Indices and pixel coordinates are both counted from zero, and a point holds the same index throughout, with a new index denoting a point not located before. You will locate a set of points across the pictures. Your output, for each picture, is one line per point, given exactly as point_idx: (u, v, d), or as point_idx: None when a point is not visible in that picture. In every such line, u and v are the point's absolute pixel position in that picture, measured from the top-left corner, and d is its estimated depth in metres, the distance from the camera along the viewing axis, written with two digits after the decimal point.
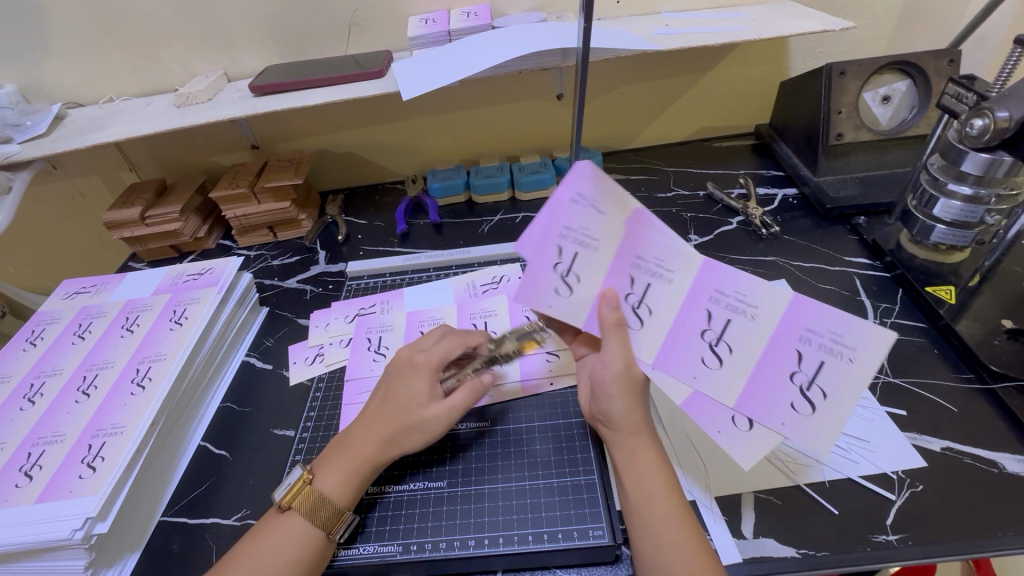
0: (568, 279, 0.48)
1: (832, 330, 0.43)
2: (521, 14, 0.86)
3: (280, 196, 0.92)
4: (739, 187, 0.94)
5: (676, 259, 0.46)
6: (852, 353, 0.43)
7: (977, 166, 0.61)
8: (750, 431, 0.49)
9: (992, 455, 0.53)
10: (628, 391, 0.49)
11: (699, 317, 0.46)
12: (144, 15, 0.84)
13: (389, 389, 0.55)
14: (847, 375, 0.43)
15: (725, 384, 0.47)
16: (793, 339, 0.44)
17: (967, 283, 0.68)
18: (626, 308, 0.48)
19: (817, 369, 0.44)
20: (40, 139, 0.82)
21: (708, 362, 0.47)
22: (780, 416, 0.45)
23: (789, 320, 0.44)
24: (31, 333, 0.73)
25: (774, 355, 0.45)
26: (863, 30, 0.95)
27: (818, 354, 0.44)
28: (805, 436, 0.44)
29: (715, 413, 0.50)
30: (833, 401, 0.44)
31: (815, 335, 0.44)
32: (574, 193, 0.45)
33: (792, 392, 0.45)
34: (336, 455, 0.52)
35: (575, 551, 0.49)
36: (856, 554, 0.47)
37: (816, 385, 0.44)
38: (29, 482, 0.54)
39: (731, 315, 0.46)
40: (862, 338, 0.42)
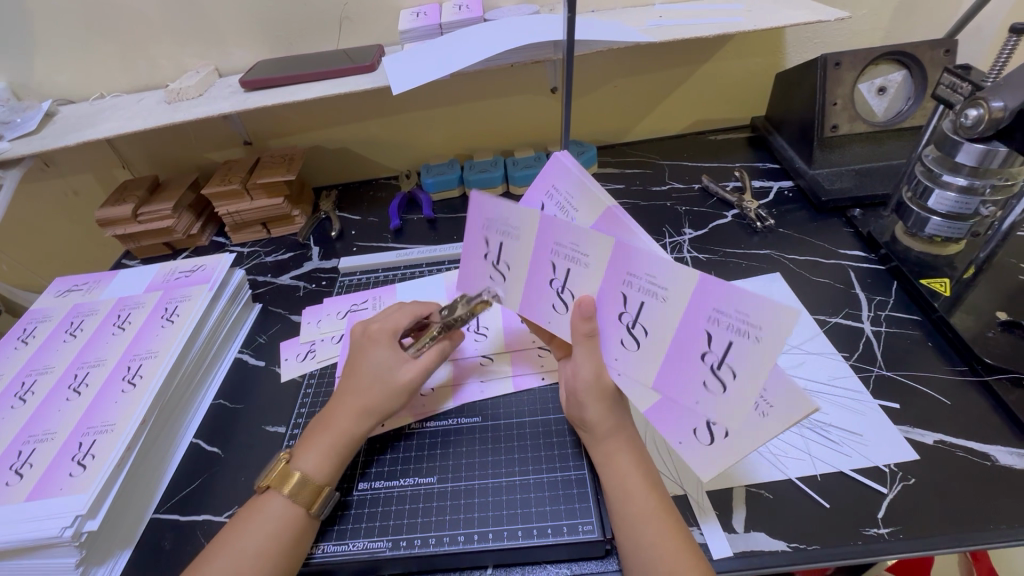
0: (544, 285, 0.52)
1: (739, 310, 0.39)
2: (513, 7, 0.85)
3: (272, 192, 0.91)
4: (734, 180, 0.93)
5: (588, 244, 0.46)
6: (758, 332, 0.39)
7: (971, 157, 0.61)
8: (711, 445, 0.45)
9: (984, 447, 0.53)
10: (600, 399, 0.50)
11: (614, 300, 0.47)
12: (133, 11, 0.83)
13: (354, 363, 0.57)
14: (754, 355, 0.39)
15: (642, 366, 0.47)
16: (702, 319, 0.42)
17: (962, 276, 0.67)
18: (553, 293, 0.51)
19: (727, 349, 0.41)
20: (30, 136, 0.81)
21: (628, 344, 0.47)
22: (693, 397, 0.44)
23: (696, 299, 0.42)
24: (23, 331, 0.72)
25: (687, 335, 0.43)
26: (859, 20, 0.94)
27: (726, 335, 0.41)
28: (754, 432, 0.42)
29: (680, 424, 0.47)
30: (777, 401, 0.40)
31: (723, 314, 0.40)
32: (555, 186, 0.53)
33: (705, 373, 0.43)
34: (314, 434, 0.53)
35: (564, 546, 0.49)
36: (847, 548, 0.47)
37: (726, 364, 0.41)
38: (19, 480, 0.54)
39: (644, 298, 0.45)
40: (768, 316, 0.38)
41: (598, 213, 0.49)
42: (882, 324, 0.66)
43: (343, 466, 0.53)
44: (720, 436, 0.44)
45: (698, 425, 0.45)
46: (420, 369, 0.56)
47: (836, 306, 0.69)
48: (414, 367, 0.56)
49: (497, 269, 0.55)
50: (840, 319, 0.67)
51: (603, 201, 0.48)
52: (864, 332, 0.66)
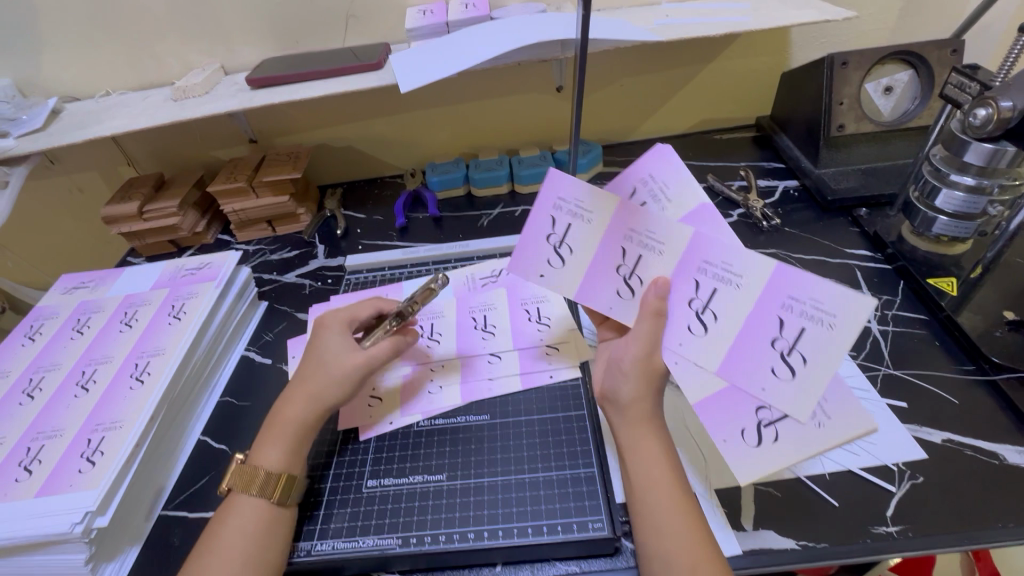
0: (560, 250, 0.52)
1: (813, 299, 0.43)
2: (520, 6, 0.85)
3: (278, 190, 0.91)
4: (739, 180, 0.93)
5: (592, 199, 0.48)
6: (833, 319, 0.43)
7: (979, 156, 0.61)
8: (759, 446, 0.46)
9: (993, 446, 0.53)
10: (644, 374, 0.50)
11: (688, 285, 0.48)
12: (139, 8, 0.83)
13: (308, 348, 0.59)
14: (827, 341, 0.43)
15: (706, 351, 0.49)
16: (776, 306, 0.45)
17: (969, 275, 0.67)
18: (619, 277, 0.51)
19: (799, 335, 0.44)
20: (36, 133, 0.81)
21: (694, 329, 0.49)
22: (760, 385, 0.46)
23: (773, 286, 0.45)
24: (29, 328, 0.73)
25: (758, 321, 0.46)
26: (866, 20, 0.94)
27: (800, 321, 0.44)
28: (805, 436, 0.45)
29: (728, 420, 0.48)
30: (837, 413, 0.45)
31: (797, 302, 0.44)
32: (558, 197, 0.50)
33: (772, 360, 0.46)
34: (266, 432, 0.54)
35: (574, 544, 0.49)
36: (856, 546, 0.47)
37: (796, 350, 0.45)
38: (29, 476, 0.54)
39: (718, 285, 0.47)
40: (842, 304, 0.42)
41: (612, 212, 0.48)
42: (888, 323, 0.66)
43: (302, 455, 0.53)
44: (770, 438, 0.46)
45: (747, 425, 0.47)
46: (369, 355, 0.57)
47: None
48: (361, 354, 0.57)
49: (558, 251, 0.52)
50: None
51: (616, 200, 0.48)
52: (871, 331, 0.66)
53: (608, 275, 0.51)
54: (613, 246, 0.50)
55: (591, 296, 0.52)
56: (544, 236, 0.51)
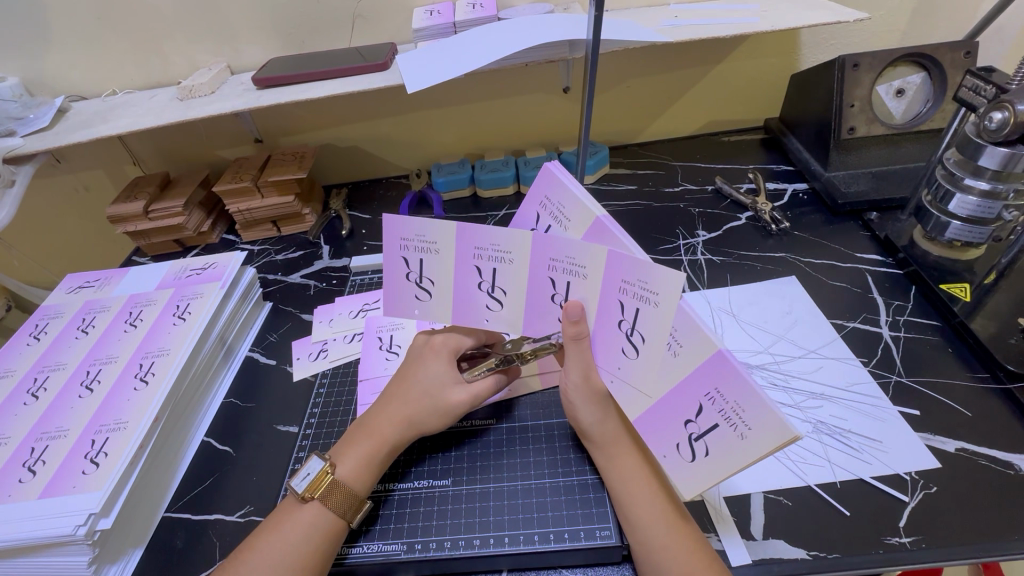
0: (423, 284, 0.51)
1: (639, 279, 0.40)
2: (527, 6, 0.85)
3: (284, 190, 0.91)
4: (748, 183, 0.92)
5: (508, 243, 0.45)
6: (657, 297, 0.40)
7: (995, 160, 0.60)
8: (693, 462, 0.43)
9: (1006, 455, 0.52)
10: (593, 400, 0.49)
11: (612, 309, 0.44)
12: (147, 8, 0.83)
13: (409, 375, 0.56)
14: (658, 319, 0.41)
15: (642, 375, 0.44)
16: (615, 292, 0.43)
17: (982, 281, 0.66)
18: (483, 294, 0.50)
19: (637, 316, 0.42)
20: (43, 132, 0.81)
21: (628, 352, 0.45)
22: (615, 364, 0.46)
23: (608, 274, 0.42)
24: (35, 327, 0.72)
25: (607, 305, 0.44)
26: (876, 22, 0.93)
27: (634, 303, 0.42)
28: (732, 453, 0.40)
29: (662, 436, 0.45)
30: (757, 421, 0.37)
31: (629, 285, 0.41)
32: (401, 239, 0.48)
33: (622, 340, 0.45)
34: (355, 442, 0.52)
35: (581, 552, 0.48)
36: (869, 556, 0.46)
37: (637, 330, 0.43)
38: (32, 477, 0.54)
39: (637, 304, 0.42)
40: (660, 283, 0.39)
41: (454, 237, 0.47)
42: (900, 329, 0.65)
43: (381, 473, 0.53)
44: (702, 453, 0.42)
45: (680, 440, 0.43)
46: (472, 393, 0.55)
47: (853, 311, 0.68)
48: (464, 390, 0.55)
49: (422, 286, 0.51)
50: (858, 324, 0.67)
51: (451, 225, 0.46)
52: (882, 337, 0.65)
53: (474, 297, 0.50)
54: (466, 269, 0.48)
55: (468, 317, 0.52)
56: (403, 278, 0.51)
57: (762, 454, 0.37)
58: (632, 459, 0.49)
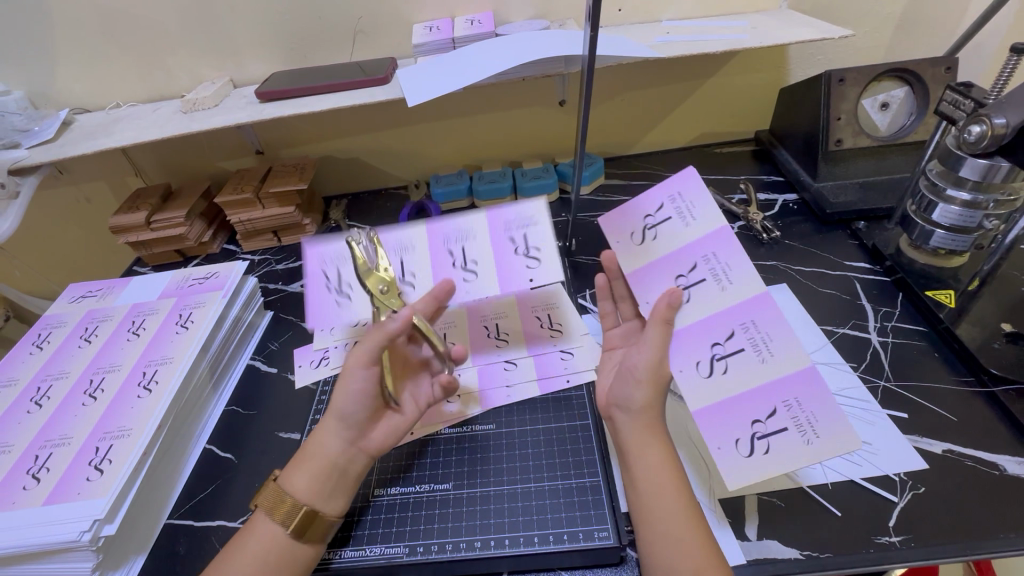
0: (342, 290, 0.57)
1: (768, 335, 0.49)
2: (524, 22, 0.88)
3: (285, 201, 0.92)
4: (739, 193, 0.94)
5: (471, 222, 0.59)
6: (768, 357, 0.49)
7: (975, 171, 0.62)
8: (749, 457, 0.47)
9: (993, 457, 0.53)
10: (654, 381, 0.51)
11: (718, 331, 0.51)
12: (152, 24, 0.85)
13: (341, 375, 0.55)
14: (757, 370, 0.49)
15: (699, 390, 0.50)
16: (735, 322, 0.51)
17: (966, 287, 0.68)
18: (458, 270, 0.58)
19: (737, 352, 0.50)
20: (48, 144, 0.83)
21: (701, 367, 0.50)
22: (681, 365, 0.51)
23: (744, 309, 0.51)
24: (38, 336, 0.73)
25: (715, 323, 0.51)
26: (862, 38, 0.96)
27: (743, 343, 0.50)
28: (792, 452, 0.46)
29: (722, 430, 0.49)
30: (824, 431, 0.46)
31: (753, 329, 0.50)
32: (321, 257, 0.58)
33: (703, 356, 0.51)
34: (301, 454, 0.52)
35: (580, 553, 0.49)
36: (859, 556, 0.47)
37: (724, 361, 0.50)
38: (37, 484, 0.54)
39: (748, 348, 0.50)
40: (784, 350, 0.49)
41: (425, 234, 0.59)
42: (888, 335, 0.67)
43: (319, 477, 0.50)
44: (761, 451, 0.47)
45: (742, 436, 0.48)
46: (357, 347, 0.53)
47: (843, 318, 0.70)
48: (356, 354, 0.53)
49: (342, 291, 0.57)
50: (847, 330, 0.69)
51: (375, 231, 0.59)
52: (871, 343, 0.67)
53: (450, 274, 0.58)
54: (439, 250, 0.59)
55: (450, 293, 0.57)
56: (324, 289, 0.57)
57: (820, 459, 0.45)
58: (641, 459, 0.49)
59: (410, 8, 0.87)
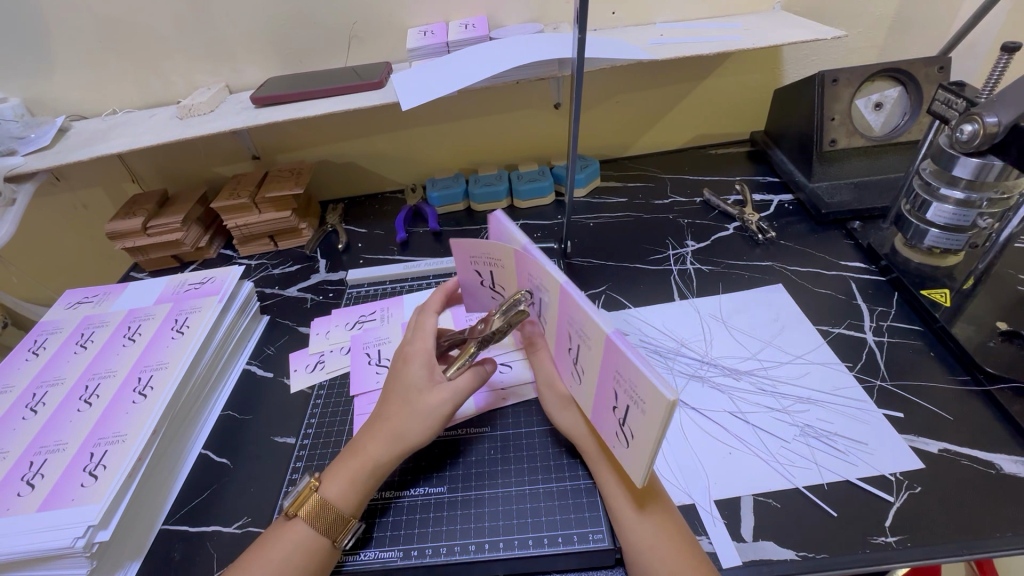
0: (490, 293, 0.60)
1: (582, 322, 0.44)
2: (518, 26, 0.88)
3: (281, 206, 0.93)
4: (735, 194, 0.94)
5: None
6: (590, 340, 0.44)
7: (968, 170, 0.62)
8: (628, 447, 0.43)
9: (989, 456, 0.53)
10: (564, 403, 0.55)
11: (565, 335, 0.49)
12: (147, 30, 0.86)
13: (411, 399, 0.54)
14: (593, 356, 0.45)
15: (586, 396, 0.49)
16: (567, 322, 0.47)
17: (961, 286, 0.69)
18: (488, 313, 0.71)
19: (580, 348, 0.47)
20: (44, 150, 0.83)
21: (576, 374, 0.50)
22: (571, 379, 0.52)
23: (563, 307, 0.47)
24: (33, 343, 0.73)
25: (562, 331, 0.49)
26: (855, 38, 0.97)
27: (578, 338, 0.46)
28: (644, 429, 0.40)
29: (609, 427, 0.46)
30: (647, 393, 0.39)
31: (575, 321, 0.46)
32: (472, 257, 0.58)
33: (573, 363, 0.50)
34: (350, 463, 0.52)
35: (575, 555, 0.49)
36: (855, 556, 0.47)
37: (581, 360, 0.48)
38: (31, 490, 0.54)
39: (580, 340, 0.46)
40: (592, 328, 0.43)
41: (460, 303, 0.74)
42: (884, 334, 0.67)
43: (367, 494, 0.52)
44: (629, 437, 0.43)
45: (616, 427, 0.45)
46: (449, 392, 0.54)
47: (838, 317, 0.70)
48: (443, 390, 0.54)
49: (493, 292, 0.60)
50: (843, 330, 0.68)
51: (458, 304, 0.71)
52: (866, 342, 0.66)
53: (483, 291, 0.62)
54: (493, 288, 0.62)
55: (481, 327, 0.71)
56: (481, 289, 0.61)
57: (661, 430, 0.38)
58: (611, 472, 0.50)
59: (404, 13, 0.87)
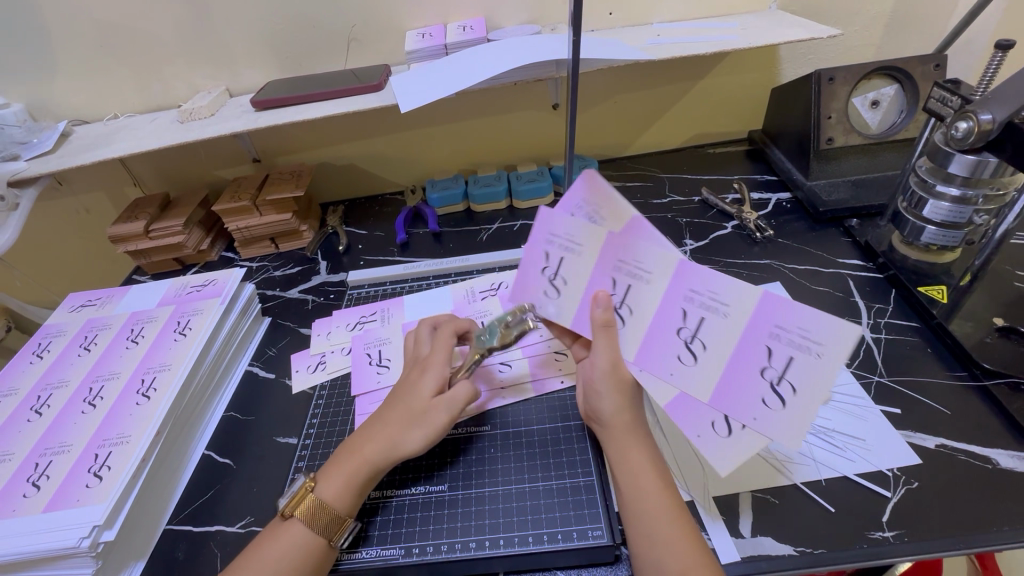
0: (555, 281, 0.54)
1: (636, 260, 0.48)
2: (516, 27, 0.89)
3: (282, 208, 0.93)
4: (733, 193, 0.95)
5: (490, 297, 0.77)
6: (649, 275, 0.48)
7: (963, 167, 0.63)
8: (784, 408, 0.45)
9: (986, 451, 0.54)
10: (618, 389, 0.51)
11: (604, 284, 0.50)
12: (148, 35, 0.86)
13: (415, 409, 0.54)
14: (648, 293, 0.49)
15: (700, 382, 0.48)
16: (609, 268, 0.50)
17: (959, 282, 0.69)
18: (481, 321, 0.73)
19: (627, 290, 0.49)
20: (47, 155, 0.84)
21: (685, 359, 0.48)
22: (667, 370, 0.49)
23: (603, 253, 0.49)
24: (38, 345, 0.74)
25: (664, 313, 0.48)
26: (852, 36, 0.97)
27: (626, 279, 0.49)
28: (815, 375, 0.43)
29: (744, 398, 0.46)
30: (730, 298, 0.46)
31: (623, 263, 0.49)
32: (550, 235, 0.52)
33: (677, 348, 0.48)
34: (345, 465, 0.53)
35: (575, 552, 0.50)
36: (852, 551, 0.48)
37: (697, 338, 0.47)
38: (37, 491, 0.55)
39: (630, 280, 0.49)
40: (654, 262, 0.47)
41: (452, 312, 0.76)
42: (882, 331, 0.68)
43: (362, 496, 0.53)
44: (789, 394, 0.44)
45: (764, 392, 0.45)
46: (450, 405, 0.54)
47: (836, 314, 0.70)
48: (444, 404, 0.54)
49: (553, 283, 0.54)
50: None
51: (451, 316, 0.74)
52: (864, 339, 0.67)
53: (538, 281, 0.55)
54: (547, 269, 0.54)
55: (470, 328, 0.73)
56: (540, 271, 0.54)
57: (841, 363, 0.42)
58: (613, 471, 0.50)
59: (403, 15, 0.88)
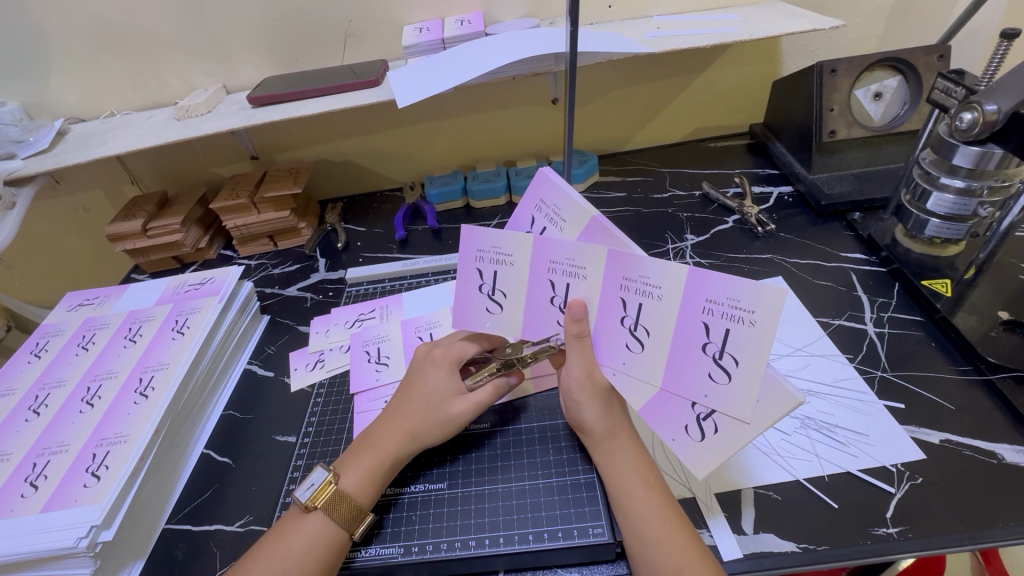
0: (495, 297, 0.52)
1: (566, 257, 0.47)
2: (514, 21, 0.88)
3: (280, 205, 0.93)
4: (734, 187, 0.94)
5: None
6: (584, 270, 0.46)
7: (968, 158, 0.61)
8: (731, 381, 0.43)
9: (991, 445, 0.53)
10: (596, 396, 0.51)
11: (544, 288, 0.49)
12: (143, 31, 0.86)
13: (436, 403, 0.55)
14: (587, 287, 0.47)
15: (649, 367, 0.47)
16: (544, 272, 0.48)
17: (963, 276, 0.68)
18: None
19: (567, 289, 0.48)
20: (43, 154, 0.83)
21: (633, 347, 0.47)
22: (620, 360, 0.49)
23: (536, 257, 0.48)
24: (35, 345, 0.73)
25: (606, 306, 0.47)
26: (855, 28, 0.96)
27: (564, 279, 0.48)
28: (751, 343, 0.41)
29: (692, 374, 0.45)
30: (659, 278, 0.43)
31: (558, 265, 0.47)
32: (478, 250, 0.51)
33: (625, 337, 0.47)
34: (364, 456, 0.53)
35: (576, 550, 0.49)
36: (857, 547, 0.47)
37: (641, 324, 0.46)
38: (34, 492, 0.54)
39: (569, 279, 0.47)
40: (585, 258, 0.46)
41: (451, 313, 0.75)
42: (884, 326, 0.67)
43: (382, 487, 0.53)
44: (732, 366, 0.43)
45: (709, 367, 0.44)
46: (472, 402, 0.55)
47: (838, 309, 0.70)
48: (467, 399, 0.55)
49: (493, 298, 0.53)
50: (844, 321, 0.68)
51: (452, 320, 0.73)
52: (867, 334, 0.66)
53: (475, 299, 0.54)
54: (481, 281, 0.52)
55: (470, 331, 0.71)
56: (476, 289, 0.53)
57: (775, 327, 0.40)
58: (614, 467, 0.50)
59: (400, 9, 0.87)
